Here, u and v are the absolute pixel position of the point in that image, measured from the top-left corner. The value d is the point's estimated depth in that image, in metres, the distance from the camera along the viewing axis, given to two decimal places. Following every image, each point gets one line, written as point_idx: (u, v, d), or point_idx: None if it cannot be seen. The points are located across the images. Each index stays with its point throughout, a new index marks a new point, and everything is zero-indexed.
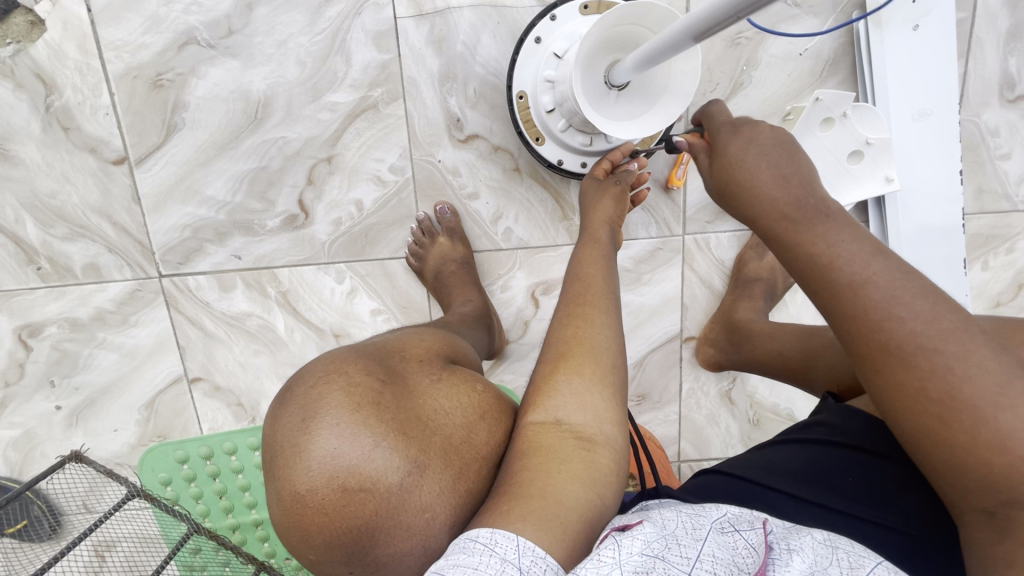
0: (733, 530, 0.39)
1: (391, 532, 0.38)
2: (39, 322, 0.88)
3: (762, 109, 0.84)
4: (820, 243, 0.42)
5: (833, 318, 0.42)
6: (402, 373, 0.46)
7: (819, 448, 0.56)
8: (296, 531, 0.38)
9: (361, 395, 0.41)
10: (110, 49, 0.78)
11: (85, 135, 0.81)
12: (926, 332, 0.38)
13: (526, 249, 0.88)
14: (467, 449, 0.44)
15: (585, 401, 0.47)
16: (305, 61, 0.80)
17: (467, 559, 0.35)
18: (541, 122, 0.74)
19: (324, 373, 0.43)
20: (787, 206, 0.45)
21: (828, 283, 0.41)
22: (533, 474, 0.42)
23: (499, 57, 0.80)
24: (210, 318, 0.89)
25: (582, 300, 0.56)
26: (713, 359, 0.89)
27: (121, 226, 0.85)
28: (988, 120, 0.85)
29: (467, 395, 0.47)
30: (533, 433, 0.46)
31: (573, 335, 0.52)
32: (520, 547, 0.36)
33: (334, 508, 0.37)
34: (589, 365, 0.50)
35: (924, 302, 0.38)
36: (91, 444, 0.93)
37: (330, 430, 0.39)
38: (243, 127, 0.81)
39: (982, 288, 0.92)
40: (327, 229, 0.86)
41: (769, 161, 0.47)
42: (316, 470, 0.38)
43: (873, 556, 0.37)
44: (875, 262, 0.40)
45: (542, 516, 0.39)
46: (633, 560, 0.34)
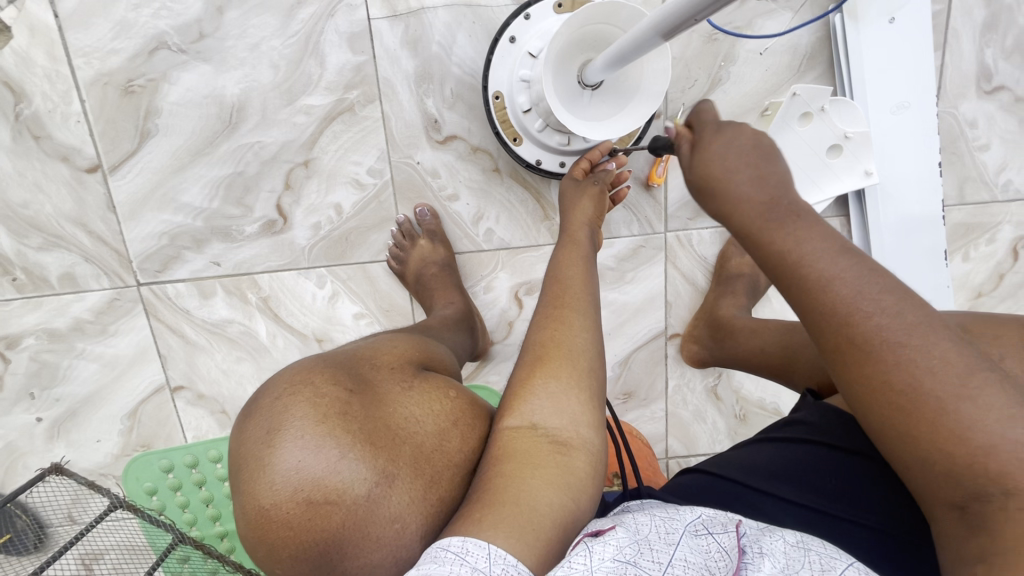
0: (707, 532, 0.39)
1: (359, 544, 0.38)
2: (16, 333, 0.87)
3: (741, 105, 0.84)
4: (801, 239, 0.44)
5: (804, 313, 0.41)
6: (372, 381, 0.46)
7: (799, 446, 0.56)
8: (263, 545, 0.38)
9: (327, 406, 0.41)
10: (79, 56, 0.77)
11: (57, 143, 0.80)
12: (892, 327, 0.37)
13: (508, 250, 0.88)
14: (438, 457, 0.43)
15: (560, 405, 0.47)
16: (279, 64, 0.79)
17: (437, 568, 0.34)
18: (519, 122, 0.74)
19: (290, 383, 0.43)
20: (762, 205, 0.43)
21: None
22: (506, 480, 0.42)
23: (475, 57, 0.79)
24: (191, 326, 0.88)
25: (561, 302, 0.56)
26: (697, 356, 0.89)
27: (96, 235, 0.83)
28: (965, 111, 0.85)
29: (440, 401, 0.47)
30: (508, 438, 0.45)
31: (551, 338, 0.52)
32: (491, 555, 0.36)
33: (299, 522, 0.37)
34: (566, 369, 0.49)
35: (890, 298, 0.38)
36: (73, 455, 0.92)
37: (295, 443, 0.38)
38: (218, 132, 0.80)
39: (964, 279, 0.92)
40: (306, 234, 0.85)
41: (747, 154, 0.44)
42: (281, 484, 0.37)
43: (845, 558, 0.37)
44: (841, 259, 0.40)
45: (513, 523, 0.39)
46: (604, 566, 0.34)
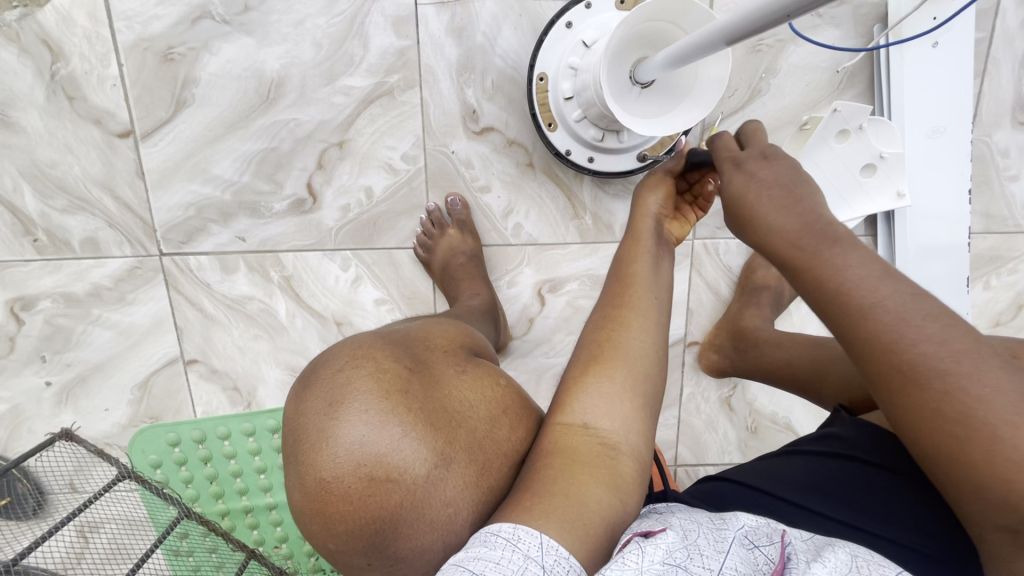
0: (753, 544, 0.39)
1: (413, 525, 0.39)
2: (33, 296, 0.86)
3: (779, 118, 0.84)
4: (831, 264, 0.42)
5: (849, 343, 0.41)
6: (428, 363, 0.46)
7: (832, 460, 0.56)
8: (317, 519, 0.38)
9: (390, 383, 0.42)
10: (121, 20, 0.76)
11: (90, 106, 0.79)
12: (937, 353, 0.38)
13: (536, 245, 0.87)
14: (489, 444, 0.44)
15: (614, 406, 0.47)
16: (321, 42, 0.78)
17: (488, 552, 0.35)
18: (558, 109, 0.74)
19: (352, 357, 0.44)
20: (799, 241, 0.44)
21: (842, 304, 0.41)
22: (556, 474, 0.42)
23: (519, 50, 0.79)
24: (210, 299, 0.87)
25: (621, 299, 0.53)
26: (716, 364, 0.90)
27: (123, 201, 0.83)
28: (999, 140, 0.85)
29: (491, 388, 0.48)
30: (558, 434, 0.46)
31: (608, 338, 0.51)
32: (544, 545, 0.37)
33: (360, 497, 0.37)
34: (621, 371, 0.49)
35: (935, 323, 0.38)
36: (80, 422, 0.91)
37: (358, 417, 0.39)
38: (254, 107, 0.80)
39: (985, 306, 0.93)
40: (335, 215, 0.84)
41: (783, 188, 0.46)
42: (343, 458, 0.38)
43: (893, 568, 0.37)
44: (883, 285, 0.40)
45: (565, 514, 0.39)
46: (655, 568, 0.35)
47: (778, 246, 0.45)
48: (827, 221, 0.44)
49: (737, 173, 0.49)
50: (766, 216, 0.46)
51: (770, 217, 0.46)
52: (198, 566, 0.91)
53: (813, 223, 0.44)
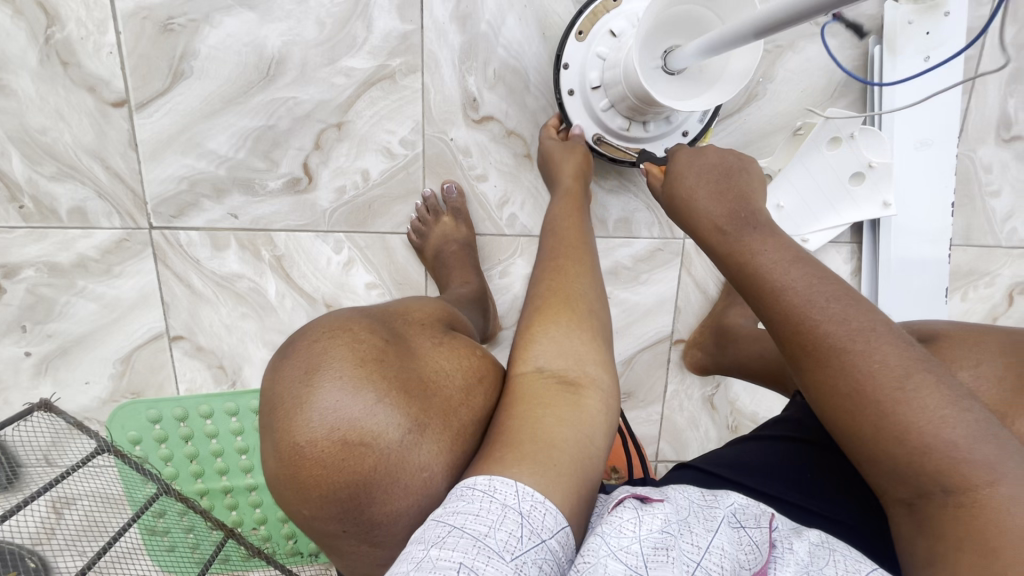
0: (740, 525, 0.41)
1: (388, 490, 0.40)
2: (16, 264, 0.84)
3: (773, 123, 0.85)
4: (746, 247, 0.47)
5: (767, 322, 0.44)
6: (406, 335, 0.47)
7: (783, 445, 0.58)
8: (291, 485, 0.39)
9: (366, 352, 0.42)
10: None
11: (85, 73, 0.77)
12: (837, 331, 0.40)
13: (529, 237, 0.88)
14: (465, 411, 0.46)
15: (563, 347, 0.51)
16: (325, 22, 0.78)
17: (467, 506, 0.38)
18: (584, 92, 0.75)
19: (329, 328, 0.44)
20: (724, 227, 0.49)
21: (757, 283, 0.45)
22: (522, 421, 0.44)
23: (522, 41, 0.80)
24: (199, 276, 0.86)
25: (562, 255, 0.60)
26: (700, 362, 0.91)
27: (114, 171, 0.81)
28: (983, 155, 0.88)
29: (468, 358, 0.49)
30: (516, 381, 0.48)
31: (554, 286, 0.56)
32: (520, 492, 0.39)
33: (333, 462, 0.38)
34: (565, 312, 0.53)
35: (838, 306, 0.41)
36: (59, 394, 0.90)
37: (333, 385, 0.40)
38: (253, 83, 0.79)
39: (961, 318, 0.95)
40: (330, 196, 0.84)
41: (715, 184, 0.53)
42: (317, 423, 0.38)
43: (867, 562, 0.39)
44: (795, 268, 0.44)
45: (536, 459, 0.42)
46: (652, 536, 0.37)
47: (708, 230, 0.51)
48: (752, 209, 0.50)
49: (677, 162, 0.57)
50: (697, 205, 0.52)
51: (700, 205, 0.52)
52: (173, 546, 0.91)
53: (737, 212, 0.50)
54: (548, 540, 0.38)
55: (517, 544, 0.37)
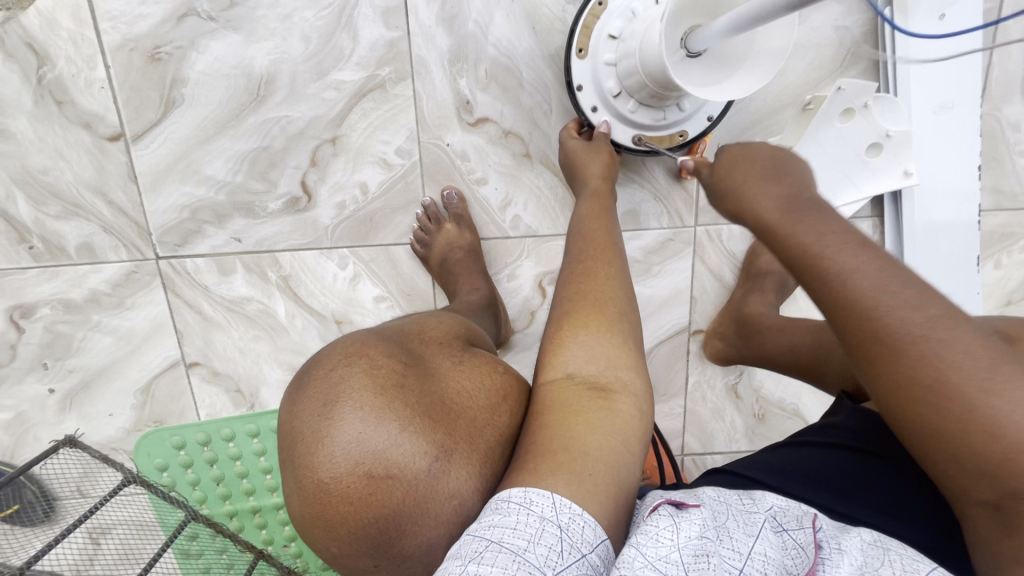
0: (782, 529, 0.42)
1: (418, 522, 0.40)
2: (31, 303, 0.85)
3: (781, 98, 0.81)
4: (810, 232, 0.42)
5: (830, 313, 0.40)
6: (424, 359, 0.48)
7: (834, 452, 0.56)
8: (319, 521, 0.40)
9: (385, 379, 0.43)
10: (106, 20, 0.75)
11: (80, 110, 0.78)
12: (915, 318, 0.36)
13: (535, 237, 0.86)
14: (489, 432, 0.46)
15: (594, 354, 0.50)
16: (310, 36, 0.76)
17: (502, 519, 0.38)
18: (595, 92, 0.71)
19: (346, 355, 0.45)
20: (784, 221, 0.44)
21: (821, 270, 0.40)
22: (554, 432, 0.45)
23: (512, 37, 0.77)
24: (209, 302, 0.87)
25: (588, 256, 0.59)
26: (721, 353, 0.88)
27: (117, 205, 0.82)
28: (1009, 114, 0.83)
29: (488, 377, 0.49)
30: (550, 392, 0.49)
31: (581, 290, 0.56)
32: (556, 504, 0.39)
33: (360, 496, 0.39)
34: (594, 318, 0.53)
35: (914, 292, 0.37)
36: (84, 428, 0.92)
37: (354, 417, 0.40)
38: (244, 105, 0.78)
39: (993, 286, 0.91)
40: (330, 213, 0.83)
41: (766, 172, 0.48)
42: (342, 458, 0.39)
43: (927, 561, 0.39)
44: (863, 253, 0.39)
45: (572, 470, 0.42)
46: (691, 543, 0.38)
47: (762, 226, 0.46)
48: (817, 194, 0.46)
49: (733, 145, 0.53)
50: (751, 190, 0.47)
51: (755, 190, 0.47)
52: (208, 568, 0.92)
53: (790, 200, 0.45)
54: (588, 554, 0.38)
55: (557, 558, 0.37)
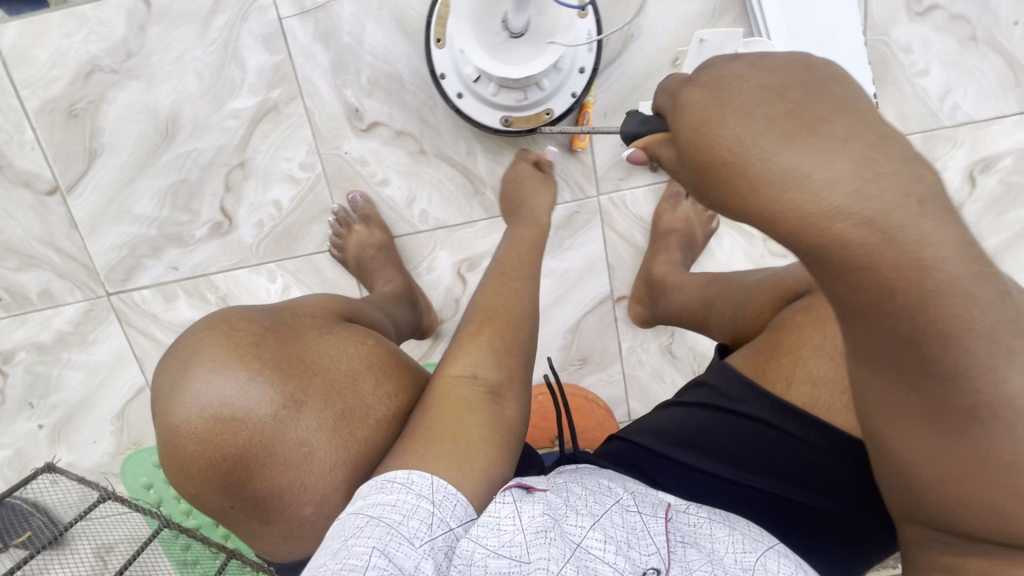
0: (635, 510, 0.45)
1: (269, 463, 0.46)
2: (10, 349, 0.95)
3: (657, 58, 0.83)
4: (812, 171, 0.31)
5: (828, 270, 0.32)
6: (296, 330, 0.54)
7: (705, 412, 0.55)
8: (176, 462, 0.46)
9: (246, 343, 0.49)
10: (25, 87, 0.83)
11: (18, 171, 0.86)
12: (919, 280, 0.31)
13: (445, 228, 0.90)
14: (351, 392, 0.52)
15: (497, 360, 0.54)
16: (202, 72, 0.82)
17: (386, 496, 0.43)
18: (458, 78, 0.74)
19: (215, 323, 0.51)
20: (861, 208, 0.30)
21: (820, 224, 0.31)
22: (444, 420, 0.49)
23: (386, 43, 0.81)
24: (160, 329, 0.94)
25: (506, 274, 0.64)
26: (643, 316, 0.89)
27: (65, 252, 0.90)
28: (898, 36, 0.81)
29: (356, 348, 0.55)
30: (443, 385, 0.53)
31: (497, 305, 0.59)
32: (434, 484, 0.44)
33: (211, 437, 0.44)
34: (499, 330, 0.56)
35: (947, 231, 0.31)
36: (74, 457, 1.00)
37: (210, 371, 0.46)
38: (157, 145, 0.86)
39: None
40: (251, 232, 0.89)
41: (775, 118, 0.33)
42: (193, 408, 0.45)
43: (766, 540, 0.44)
44: (879, 190, 0.30)
45: (456, 456, 0.46)
46: (535, 521, 0.40)
47: (795, 217, 0.31)
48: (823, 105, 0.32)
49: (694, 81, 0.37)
50: (734, 121, 0.33)
51: (733, 119, 0.33)
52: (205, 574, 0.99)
53: (787, 117, 0.32)
54: (456, 527, 0.42)
55: (427, 531, 0.41)
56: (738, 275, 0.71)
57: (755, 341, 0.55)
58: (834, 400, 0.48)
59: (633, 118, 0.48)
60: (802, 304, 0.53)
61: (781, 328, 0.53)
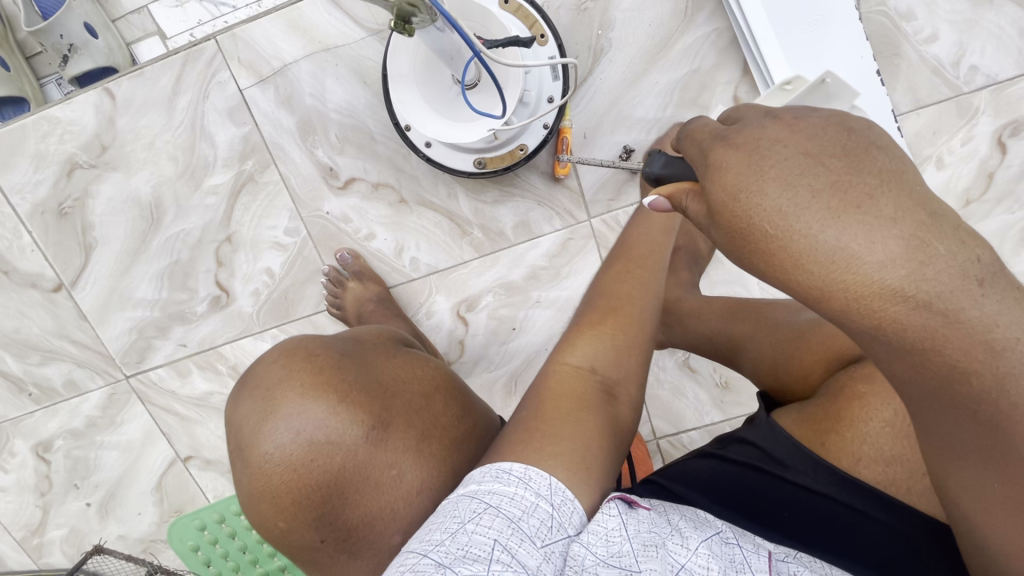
0: (735, 543, 0.40)
1: (363, 492, 0.43)
2: (47, 438, 0.99)
3: (632, 69, 0.79)
4: (867, 251, 0.27)
5: (892, 345, 0.29)
6: (364, 355, 0.50)
7: (749, 472, 0.49)
8: (265, 504, 0.42)
9: (323, 371, 0.45)
10: (15, 194, 0.86)
11: (23, 273, 0.90)
12: (979, 358, 0.28)
13: (438, 273, 0.87)
14: (428, 414, 0.48)
15: (613, 353, 0.51)
16: (175, 154, 0.84)
17: (501, 488, 0.40)
18: None
19: (287, 352, 0.47)
20: (915, 290, 0.27)
21: (881, 309, 0.28)
22: (567, 422, 0.45)
23: (349, 98, 0.81)
24: (180, 403, 0.95)
25: (630, 256, 0.59)
26: (656, 339, 0.84)
27: (80, 342, 0.93)
28: (897, 5, 0.77)
29: (423, 368, 0.52)
30: (565, 379, 0.49)
31: (624, 292, 0.55)
32: (552, 485, 0.41)
33: (305, 464, 0.41)
34: (621, 322, 0.52)
35: (1010, 301, 0.28)
36: (124, 529, 1.01)
37: (294, 405, 0.42)
38: (146, 231, 0.87)
39: (945, 190, 0.79)
40: (249, 301, 0.89)
41: (819, 192, 0.27)
42: (281, 447, 0.41)
43: None
44: (947, 266, 0.27)
45: (578, 459, 0.43)
46: (641, 535, 0.38)
47: (843, 296, 0.28)
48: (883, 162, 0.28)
49: (716, 142, 0.33)
50: (761, 197, 0.29)
51: (772, 198, 0.28)
52: None
53: (846, 178, 0.28)
54: (574, 534, 0.40)
55: (547, 532, 0.38)
56: (773, 313, 0.65)
57: (807, 404, 0.49)
58: (909, 479, 0.43)
59: (656, 158, 0.43)
60: (860, 370, 0.47)
61: (838, 397, 0.47)
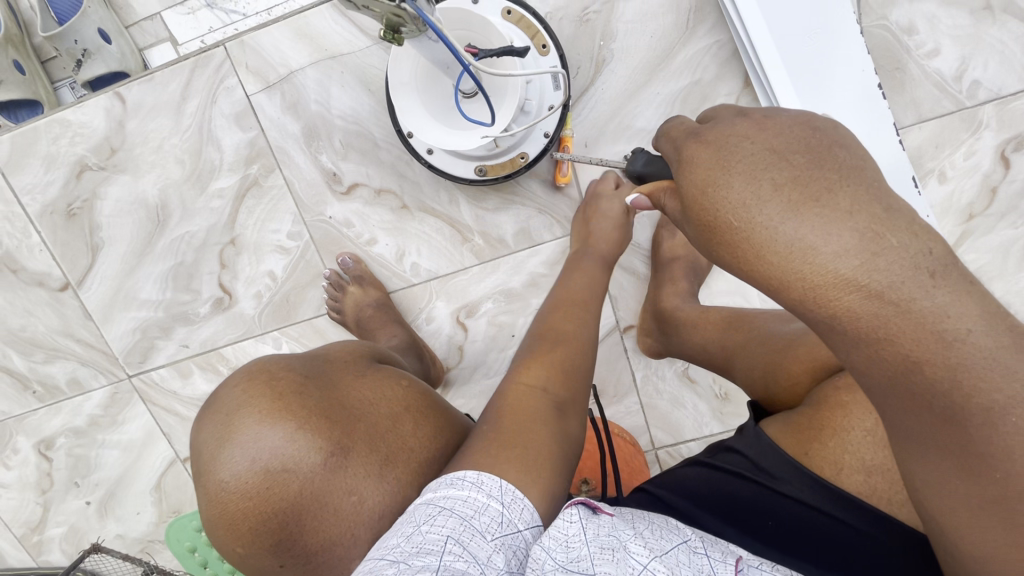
0: (703, 552, 0.39)
1: (318, 517, 0.43)
2: (50, 436, 1.00)
3: (633, 79, 0.79)
4: (818, 241, 0.28)
5: (851, 335, 0.30)
6: (330, 375, 0.50)
7: (737, 482, 0.49)
8: (223, 526, 0.43)
9: (283, 393, 0.45)
10: (26, 194, 0.88)
11: (31, 272, 0.91)
12: (940, 351, 0.29)
13: (439, 278, 0.88)
14: (393, 437, 0.48)
15: (556, 373, 0.54)
16: (182, 158, 0.86)
17: (455, 492, 0.40)
18: None
19: (249, 375, 0.47)
20: (868, 279, 0.28)
21: (834, 299, 0.29)
22: (515, 426, 0.47)
23: (353, 105, 0.82)
24: (180, 404, 0.96)
25: (570, 298, 0.64)
26: (653, 348, 0.85)
27: (85, 341, 0.94)
28: (899, 20, 0.77)
29: (392, 389, 0.51)
30: (514, 394, 0.51)
31: (561, 326, 0.60)
32: (503, 487, 0.41)
33: (260, 490, 0.42)
34: (558, 352, 0.57)
35: (966, 293, 0.29)
36: (122, 528, 1.01)
37: (250, 427, 0.43)
38: (152, 233, 0.88)
39: (947, 204, 0.79)
40: (251, 303, 0.90)
41: (781, 184, 0.29)
42: (236, 470, 0.42)
43: None
44: (898, 258, 0.28)
45: (523, 458, 0.44)
46: (603, 538, 0.37)
47: (800, 286, 0.29)
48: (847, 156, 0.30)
49: (691, 139, 0.35)
50: (724, 186, 0.31)
51: (734, 185, 0.30)
52: None
53: (801, 173, 0.29)
54: (524, 530, 0.40)
55: (496, 530, 0.39)
56: (766, 323, 0.65)
57: (794, 412, 0.49)
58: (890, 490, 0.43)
59: (638, 156, 0.54)
60: (843, 380, 0.47)
61: (823, 405, 0.47)
